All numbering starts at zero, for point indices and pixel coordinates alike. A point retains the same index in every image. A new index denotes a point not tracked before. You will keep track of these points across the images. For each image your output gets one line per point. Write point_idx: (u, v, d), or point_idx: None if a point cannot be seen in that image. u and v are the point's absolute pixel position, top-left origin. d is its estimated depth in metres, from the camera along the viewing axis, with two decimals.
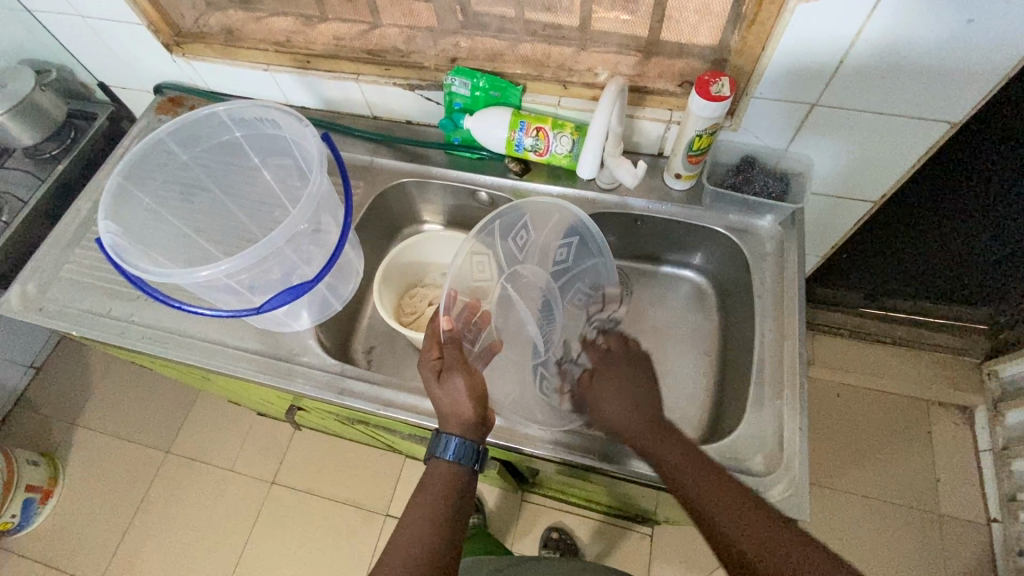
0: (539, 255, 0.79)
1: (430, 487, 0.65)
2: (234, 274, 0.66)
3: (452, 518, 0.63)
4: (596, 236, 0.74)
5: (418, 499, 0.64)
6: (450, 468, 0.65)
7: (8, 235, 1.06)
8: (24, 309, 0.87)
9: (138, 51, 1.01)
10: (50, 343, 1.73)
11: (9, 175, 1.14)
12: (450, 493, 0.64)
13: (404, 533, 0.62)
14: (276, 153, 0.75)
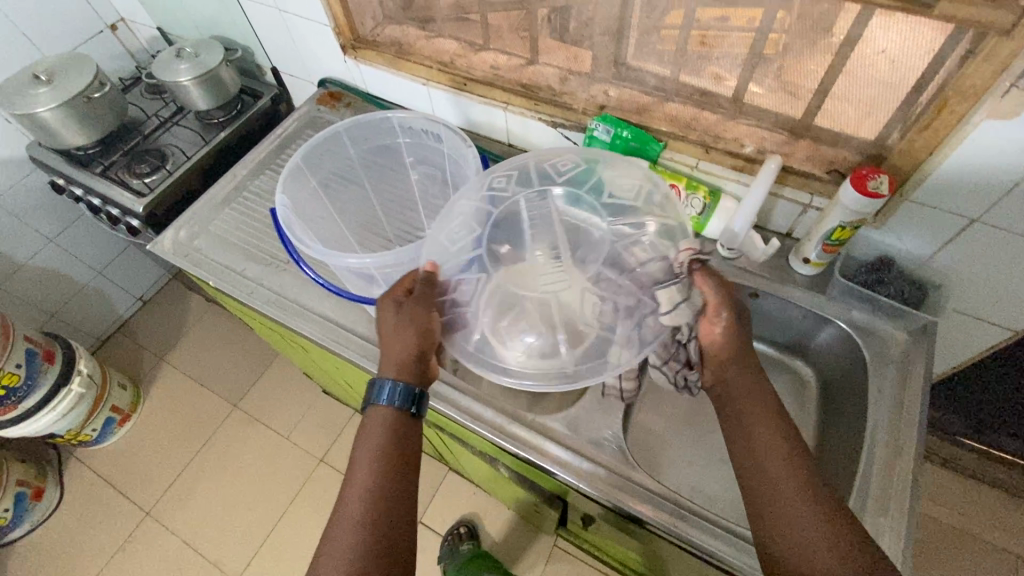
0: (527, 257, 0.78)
1: (368, 438, 0.64)
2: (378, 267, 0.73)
3: (396, 466, 0.63)
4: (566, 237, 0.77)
5: (359, 459, 0.63)
6: (386, 413, 0.65)
7: (168, 183, 1.17)
8: (174, 253, 0.97)
9: (317, 48, 1.13)
10: (159, 281, 1.90)
11: (178, 132, 1.27)
12: (385, 441, 0.64)
13: (350, 494, 0.61)
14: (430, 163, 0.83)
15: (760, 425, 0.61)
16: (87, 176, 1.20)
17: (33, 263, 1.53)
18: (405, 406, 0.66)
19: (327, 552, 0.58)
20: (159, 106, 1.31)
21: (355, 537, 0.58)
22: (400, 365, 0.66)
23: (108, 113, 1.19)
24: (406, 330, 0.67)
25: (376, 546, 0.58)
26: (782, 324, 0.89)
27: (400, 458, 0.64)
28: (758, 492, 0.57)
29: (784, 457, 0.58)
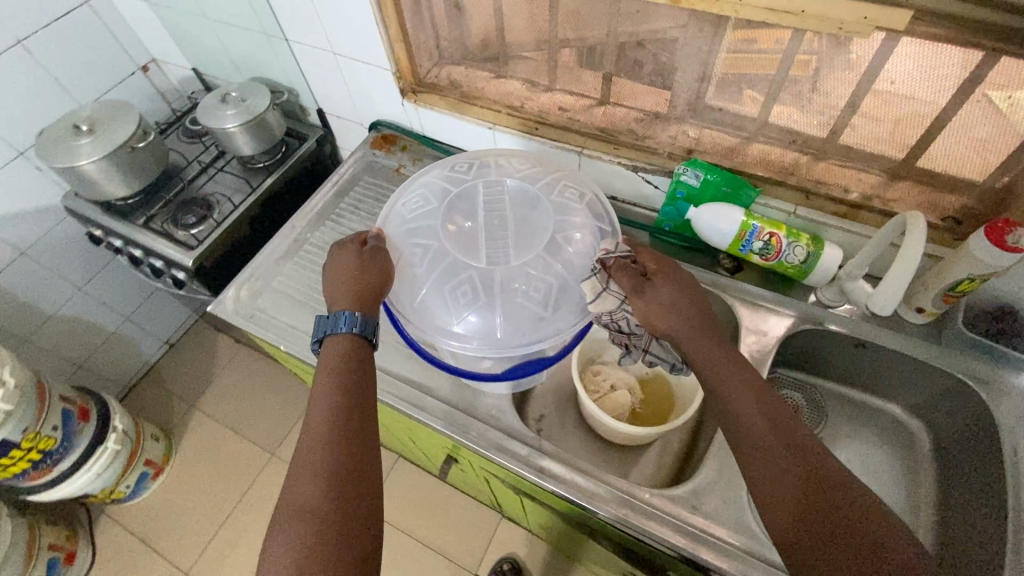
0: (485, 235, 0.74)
1: (332, 360, 0.68)
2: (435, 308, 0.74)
3: (356, 390, 0.66)
4: (532, 215, 0.76)
5: (320, 387, 0.66)
6: (350, 338, 0.70)
7: (217, 234, 1.12)
8: (238, 314, 0.91)
9: (373, 92, 1.09)
10: (186, 323, 1.83)
11: (222, 178, 1.22)
12: (348, 365, 0.68)
13: (316, 418, 0.63)
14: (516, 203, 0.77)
15: (764, 411, 0.58)
16: (127, 227, 1.13)
17: (62, 313, 1.46)
18: (362, 333, 0.70)
19: (298, 470, 0.59)
20: (199, 151, 1.26)
21: (322, 454, 0.60)
22: (355, 296, 0.72)
23: (151, 162, 1.14)
24: (364, 272, 0.74)
25: (345, 460, 0.60)
26: (886, 373, 0.85)
27: (357, 380, 0.67)
28: (788, 492, 0.53)
29: (799, 446, 0.55)
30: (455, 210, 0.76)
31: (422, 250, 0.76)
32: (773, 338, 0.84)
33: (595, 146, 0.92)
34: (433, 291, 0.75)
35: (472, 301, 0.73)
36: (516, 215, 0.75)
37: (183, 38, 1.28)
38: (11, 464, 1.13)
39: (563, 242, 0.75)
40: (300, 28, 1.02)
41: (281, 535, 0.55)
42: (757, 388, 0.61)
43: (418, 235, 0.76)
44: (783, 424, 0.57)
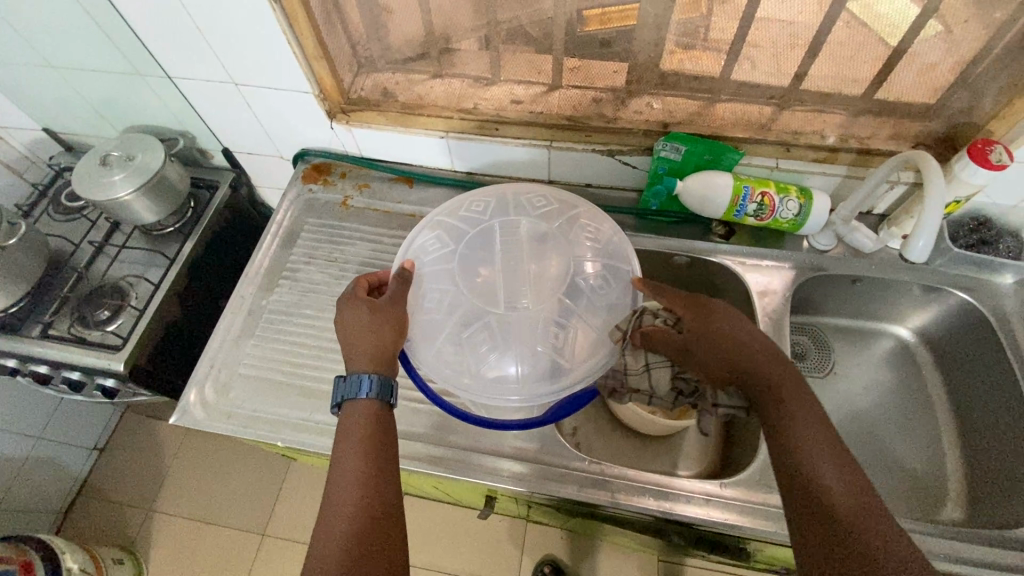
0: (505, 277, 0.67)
1: (352, 427, 0.59)
2: (448, 364, 0.65)
3: (380, 462, 0.57)
4: (559, 255, 0.69)
5: (341, 451, 0.57)
6: (370, 405, 0.60)
7: (144, 325, 0.93)
8: (211, 418, 0.77)
9: (293, 120, 0.93)
10: (112, 420, 1.56)
11: (128, 255, 1.02)
12: (373, 434, 0.59)
13: (335, 492, 0.54)
14: (537, 242, 0.69)
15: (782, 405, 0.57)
16: (21, 342, 0.92)
17: None
18: (383, 398, 0.61)
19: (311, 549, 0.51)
20: (85, 228, 1.04)
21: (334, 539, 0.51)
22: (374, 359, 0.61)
23: (29, 257, 0.92)
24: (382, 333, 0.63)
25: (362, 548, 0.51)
26: (886, 301, 0.89)
27: (385, 445, 0.59)
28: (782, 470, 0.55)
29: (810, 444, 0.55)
30: (471, 251, 0.69)
31: (435, 300, 0.67)
32: (785, 294, 0.84)
33: (567, 135, 0.86)
34: (449, 343, 0.66)
35: (492, 348, 0.65)
36: (541, 257, 0.69)
37: (22, 95, 1.02)
38: None
39: (591, 280, 0.68)
40: (185, 60, 0.85)
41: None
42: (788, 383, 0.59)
43: (434, 281, 0.68)
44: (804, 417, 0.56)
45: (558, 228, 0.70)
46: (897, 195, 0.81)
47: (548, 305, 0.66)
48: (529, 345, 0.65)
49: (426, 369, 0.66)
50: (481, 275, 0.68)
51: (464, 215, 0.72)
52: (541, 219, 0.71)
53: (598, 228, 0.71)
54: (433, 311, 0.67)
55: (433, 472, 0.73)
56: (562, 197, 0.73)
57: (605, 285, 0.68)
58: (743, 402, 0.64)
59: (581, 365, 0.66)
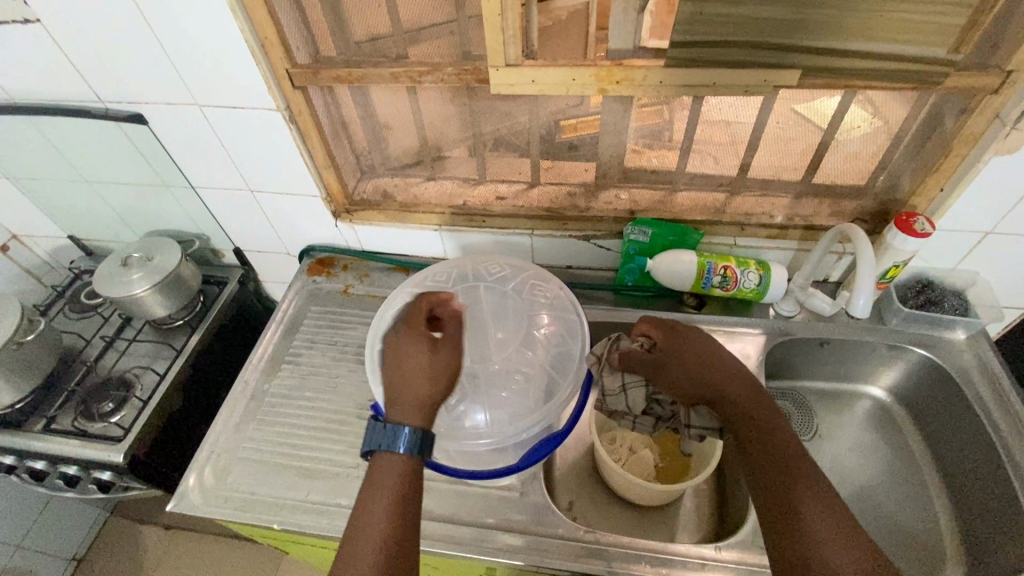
0: (468, 336, 0.76)
1: (383, 475, 0.59)
2: None
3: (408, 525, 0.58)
4: (515, 312, 0.77)
5: (369, 505, 0.58)
6: (402, 459, 0.59)
7: (146, 414, 0.96)
8: (208, 503, 0.77)
9: (301, 220, 1.04)
10: (94, 527, 1.50)
11: (136, 348, 1.07)
12: (400, 487, 0.59)
13: (361, 548, 0.55)
14: (493, 303, 0.78)
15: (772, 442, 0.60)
16: (23, 436, 0.94)
17: None
18: (415, 452, 0.60)
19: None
20: (98, 324, 1.10)
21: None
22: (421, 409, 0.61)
23: (43, 354, 0.97)
24: (438, 380, 0.63)
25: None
26: (856, 361, 0.94)
27: (410, 500, 0.59)
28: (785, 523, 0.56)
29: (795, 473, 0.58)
30: None
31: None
32: (758, 359, 0.90)
33: (546, 224, 0.97)
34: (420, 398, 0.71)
35: (461, 399, 0.71)
36: (500, 317, 0.77)
37: (54, 208, 1.14)
38: None
39: (545, 333, 0.76)
40: (209, 172, 0.97)
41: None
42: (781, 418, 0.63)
43: None
44: (796, 455, 0.59)
45: (512, 290, 0.79)
46: (845, 261, 0.91)
47: (508, 357, 0.74)
48: (494, 394, 0.72)
49: None
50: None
51: (429, 284, 0.81)
52: (498, 284, 0.80)
53: (549, 287, 0.79)
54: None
55: (429, 550, 0.73)
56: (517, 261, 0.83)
57: (561, 337, 0.76)
58: (716, 422, 0.68)
59: (546, 409, 0.72)
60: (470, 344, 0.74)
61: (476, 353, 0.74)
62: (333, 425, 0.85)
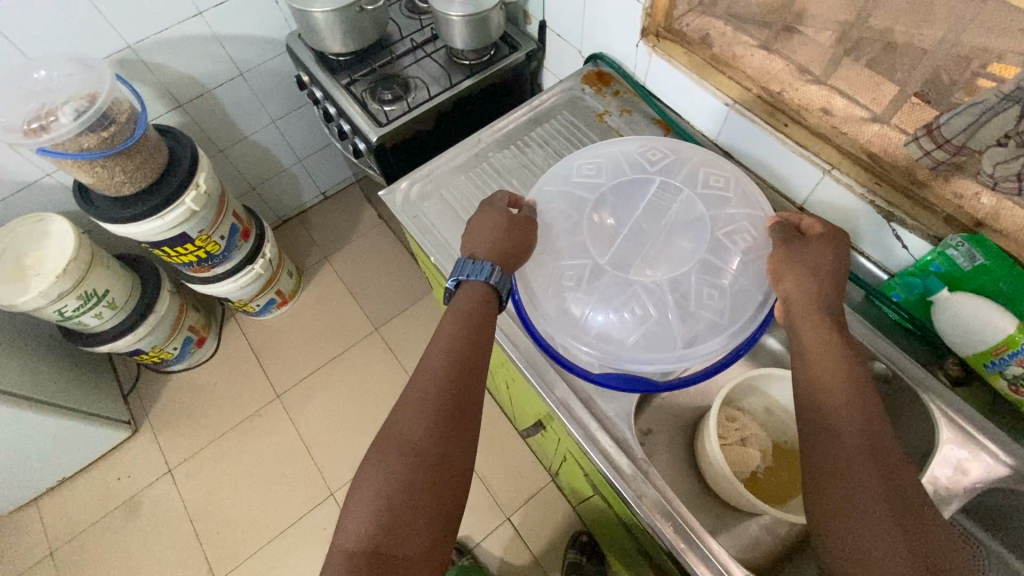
0: (638, 235, 0.74)
1: (463, 318, 0.67)
2: (579, 305, 0.71)
3: (483, 336, 0.67)
4: (712, 239, 0.72)
5: (448, 332, 0.66)
6: (475, 299, 0.69)
7: (406, 120, 1.13)
8: (403, 209, 0.91)
9: (610, 23, 0.97)
10: (345, 182, 1.96)
11: (426, 64, 1.21)
12: (467, 326, 0.67)
13: (432, 359, 0.64)
14: (686, 216, 0.74)
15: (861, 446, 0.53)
16: (332, 84, 1.18)
17: (253, 138, 1.60)
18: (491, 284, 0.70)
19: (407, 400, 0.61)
20: (415, 29, 1.25)
21: (417, 405, 0.60)
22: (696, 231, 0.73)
23: (371, 26, 1.16)
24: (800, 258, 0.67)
25: (450, 408, 0.60)
26: None
27: (475, 345, 0.66)
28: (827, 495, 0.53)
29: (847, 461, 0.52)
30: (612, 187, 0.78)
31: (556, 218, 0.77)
32: (976, 483, 0.67)
33: (851, 171, 0.75)
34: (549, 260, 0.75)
35: (607, 307, 0.70)
36: (571, 295, 0.72)
37: None
38: (185, 253, 1.32)
39: (728, 276, 0.71)
40: None
41: (379, 468, 0.56)
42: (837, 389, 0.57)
43: (564, 203, 0.78)
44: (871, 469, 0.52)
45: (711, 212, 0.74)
46: None
47: (680, 287, 0.70)
48: (649, 317, 0.70)
49: (551, 329, 0.74)
50: (608, 219, 0.75)
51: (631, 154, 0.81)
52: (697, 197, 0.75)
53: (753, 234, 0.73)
54: (552, 220, 0.76)
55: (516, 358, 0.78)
56: (629, 249, 0.73)
57: (732, 294, 0.71)
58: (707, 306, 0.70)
59: (673, 353, 0.70)
60: (638, 248, 0.72)
61: (649, 274, 0.71)
62: None
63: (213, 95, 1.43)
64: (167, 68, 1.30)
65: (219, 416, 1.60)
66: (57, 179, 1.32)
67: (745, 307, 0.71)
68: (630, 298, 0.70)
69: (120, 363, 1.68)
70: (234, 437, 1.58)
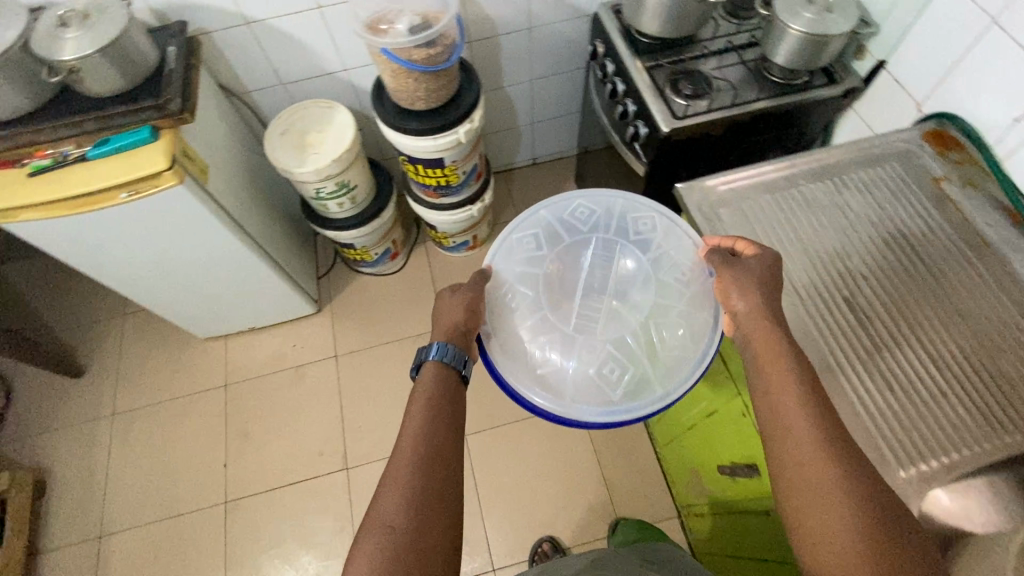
0: (590, 284, 0.92)
1: (425, 395, 0.76)
2: (550, 351, 0.86)
3: (449, 405, 0.76)
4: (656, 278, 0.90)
5: (412, 410, 0.74)
6: (438, 377, 0.78)
7: (701, 120, 1.10)
8: (698, 208, 0.90)
9: (992, 87, 0.87)
10: (556, 155, 2.00)
11: (733, 71, 1.17)
12: (433, 399, 0.76)
13: (405, 437, 0.71)
14: (624, 267, 0.92)
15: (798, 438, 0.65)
16: (635, 64, 1.19)
17: (507, 89, 1.66)
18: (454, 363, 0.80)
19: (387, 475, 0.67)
20: (729, 33, 1.22)
21: (400, 472, 0.67)
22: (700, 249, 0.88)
23: (697, 20, 1.15)
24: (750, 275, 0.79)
25: (429, 469, 0.68)
26: None
27: (444, 415, 0.74)
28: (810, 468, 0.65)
29: (797, 470, 0.63)
30: (549, 254, 0.93)
31: (519, 293, 0.91)
32: None
33: None
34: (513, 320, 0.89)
35: (566, 347, 0.87)
36: (540, 347, 0.87)
37: None
38: (430, 176, 1.41)
39: (671, 317, 0.88)
40: None
41: (374, 543, 0.61)
42: (778, 392, 0.69)
43: (514, 273, 0.92)
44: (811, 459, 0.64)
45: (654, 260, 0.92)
46: None
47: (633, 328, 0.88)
48: (610, 354, 0.86)
49: (516, 380, 0.84)
50: (554, 280, 0.92)
51: (565, 217, 0.95)
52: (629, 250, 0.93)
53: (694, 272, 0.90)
54: (516, 293, 0.90)
55: None
56: (581, 306, 0.90)
57: (670, 319, 0.88)
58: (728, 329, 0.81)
59: (637, 391, 0.83)
60: (590, 294, 0.91)
61: (608, 314, 0.89)
62: (815, 257, 0.85)
63: (497, 41, 1.50)
64: (477, 6, 1.38)
65: (386, 327, 1.72)
66: (351, 76, 1.47)
67: (686, 337, 0.87)
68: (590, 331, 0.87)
69: (320, 247, 1.87)
70: (393, 350, 1.69)
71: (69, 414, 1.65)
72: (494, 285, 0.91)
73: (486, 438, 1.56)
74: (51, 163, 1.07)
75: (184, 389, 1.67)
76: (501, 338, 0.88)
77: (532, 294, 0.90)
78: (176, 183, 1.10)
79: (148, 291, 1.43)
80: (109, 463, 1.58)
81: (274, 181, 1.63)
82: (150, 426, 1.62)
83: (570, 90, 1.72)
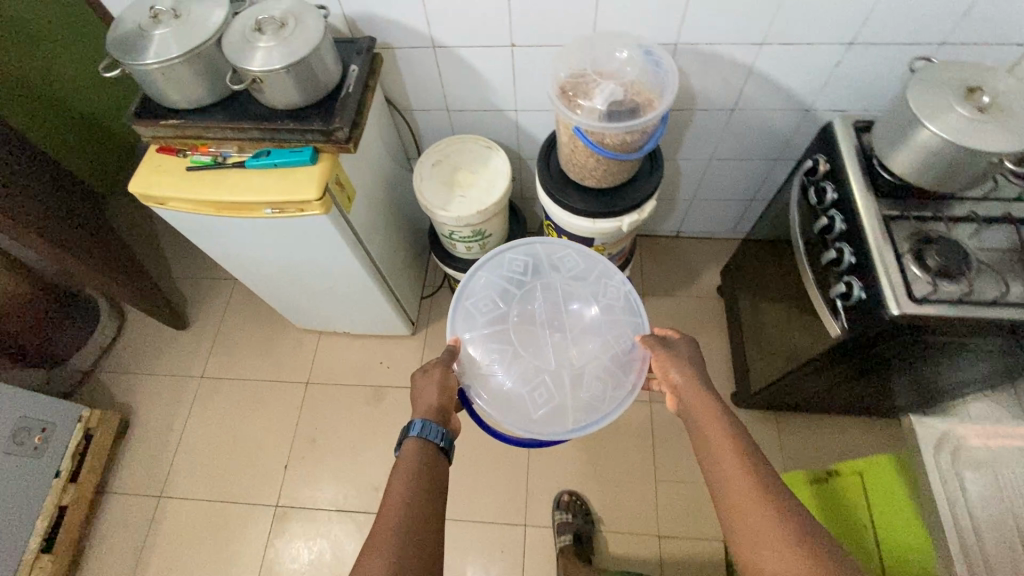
0: (543, 314, 1.07)
1: (407, 466, 0.82)
2: (531, 390, 0.99)
3: (428, 468, 0.83)
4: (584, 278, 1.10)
5: (395, 478, 0.80)
6: (422, 448, 0.84)
7: (947, 314, 0.86)
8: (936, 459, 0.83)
9: None
10: (703, 235, 1.78)
11: (996, 253, 0.92)
12: (416, 472, 0.81)
13: (390, 506, 0.76)
14: (565, 295, 1.08)
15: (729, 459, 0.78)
16: (866, 209, 0.96)
17: (677, 162, 1.47)
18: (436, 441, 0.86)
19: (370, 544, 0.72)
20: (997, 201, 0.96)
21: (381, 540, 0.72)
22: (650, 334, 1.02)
23: (970, 180, 0.90)
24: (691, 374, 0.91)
25: (414, 536, 0.73)
26: None
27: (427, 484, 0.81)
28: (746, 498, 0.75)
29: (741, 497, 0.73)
30: (498, 304, 1.07)
31: (486, 352, 1.02)
32: None
33: None
34: (489, 375, 1.00)
35: (533, 376, 1.00)
36: (518, 389, 0.99)
37: None
38: None
39: (608, 322, 1.05)
40: None
41: None
42: (714, 443, 0.81)
43: (471, 330, 1.04)
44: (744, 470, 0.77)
45: (582, 278, 1.10)
46: None
47: (584, 344, 1.03)
48: (575, 372, 1.00)
49: (501, 420, 0.96)
50: (508, 326, 1.05)
51: (506, 268, 1.10)
52: (562, 280, 1.10)
53: (610, 285, 1.08)
54: (484, 351, 1.02)
55: None
56: (539, 340, 1.04)
57: (615, 324, 1.05)
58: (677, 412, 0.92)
59: (606, 406, 0.97)
60: (547, 325, 1.05)
61: (564, 337, 1.04)
62: None
63: (687, 114, 1.31)
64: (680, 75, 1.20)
65: None
66: (520, 117, 1.35)
67: (620, 331, 1.04)
68: (555, 351, 1.03)
69: (431, 267, 1.79)
70: None
71: (166, 364, 1.70)
72: (463, 352, 1.02)
73: (546, 534, 1.41)
74: (210, 162, 1.03)
75: (270, 373, 1.68)
76: (486, 389, 0.99)
77: (497, 344, 1.02)
78: (319, 212, 1.03)
79: (264, 284, 1.42)
80: (186, 425, 1.62)
81: (408, 197, 1.56)
82: (231, 400, 1.65)
83: (749, 178, 1.50)
